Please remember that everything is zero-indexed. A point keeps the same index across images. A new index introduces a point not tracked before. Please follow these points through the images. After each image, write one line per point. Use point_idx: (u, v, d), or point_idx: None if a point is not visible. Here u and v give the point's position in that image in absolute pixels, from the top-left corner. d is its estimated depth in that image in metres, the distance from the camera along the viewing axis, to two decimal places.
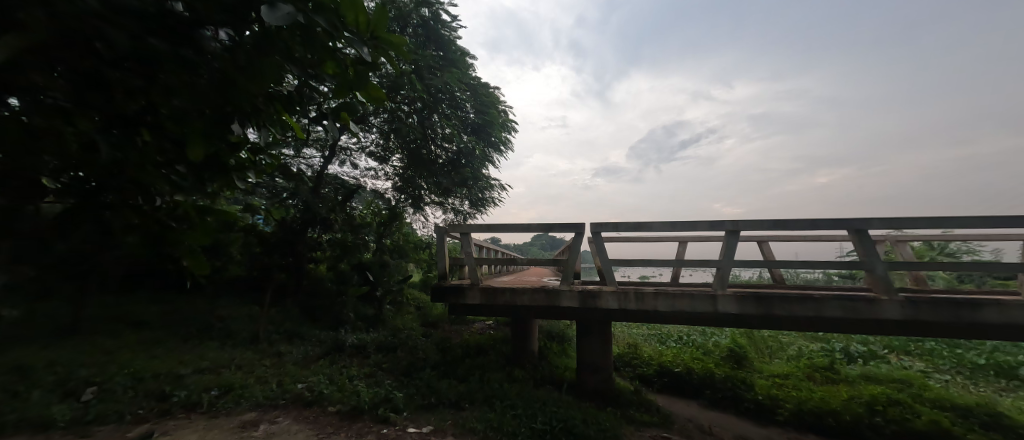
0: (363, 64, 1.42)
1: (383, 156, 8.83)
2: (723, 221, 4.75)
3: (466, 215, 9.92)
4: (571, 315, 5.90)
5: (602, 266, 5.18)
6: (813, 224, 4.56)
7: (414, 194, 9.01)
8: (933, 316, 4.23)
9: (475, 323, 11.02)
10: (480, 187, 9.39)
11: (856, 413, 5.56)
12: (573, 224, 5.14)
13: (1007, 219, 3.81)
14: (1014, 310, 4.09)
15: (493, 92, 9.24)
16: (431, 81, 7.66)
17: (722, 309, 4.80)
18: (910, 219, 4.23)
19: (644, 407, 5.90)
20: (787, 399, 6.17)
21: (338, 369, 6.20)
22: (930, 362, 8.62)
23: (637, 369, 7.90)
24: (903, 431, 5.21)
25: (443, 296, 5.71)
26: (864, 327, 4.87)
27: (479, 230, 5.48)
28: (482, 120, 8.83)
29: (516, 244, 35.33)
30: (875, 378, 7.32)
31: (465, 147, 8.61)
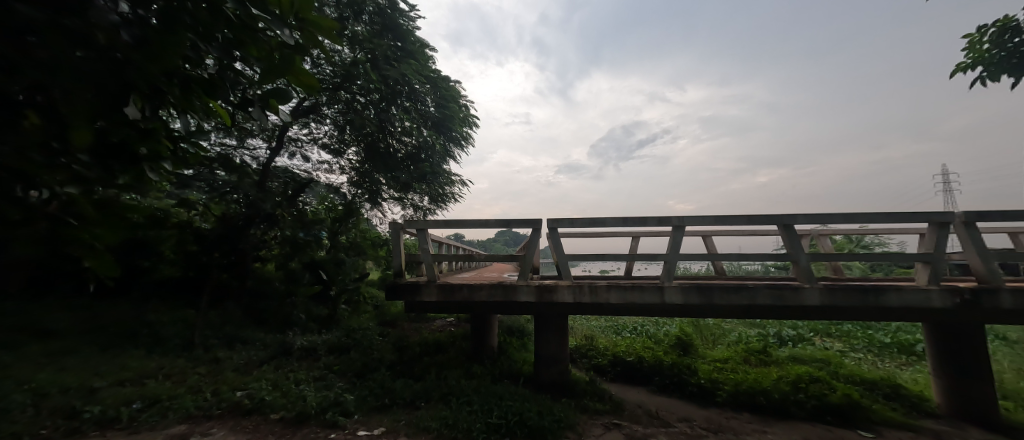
0: (290, 49, 1.33)
1: (337, 148, 8.36)
2: (670, 217, 5.02)
3: (427, 210, 9.61)
4: (529, 310, 5.97)
5: (558, 260, 5.29)
6: (748, 220, 4.95)
7: (370, 190, 8.57)
8: (845, 301, 4.75)
9: (435, 321, 10.85)
10: (440, 182, 9.13)
11: (783, 391, 6.13)
12: (530, 220, 5.21)
13: (904, 215, 4.37)
14: (909, 294, 4.68)
15: (454, 86, 9.00)
16: (387, 72, 7.29)
17: (669, 301, 5.07)
18: (830, 215, 4.72)
19: (598, 397, 6.13)
20: (725, 382, 6.65)
21: (284, 374, 5.85)
22: (847, 343, 9.71)
23: (593, 360, 8.23)
24: (822, 406, 5.81)
25: (398, 294, 5.54)
26: (792, 313, 5.36)
27: (436, 226, 5.39)
28: (443, 114, 8.56)
29: (478, 241, 35.36)
30: (800, 359, 8.13)
31: (425, 141, 8.32)
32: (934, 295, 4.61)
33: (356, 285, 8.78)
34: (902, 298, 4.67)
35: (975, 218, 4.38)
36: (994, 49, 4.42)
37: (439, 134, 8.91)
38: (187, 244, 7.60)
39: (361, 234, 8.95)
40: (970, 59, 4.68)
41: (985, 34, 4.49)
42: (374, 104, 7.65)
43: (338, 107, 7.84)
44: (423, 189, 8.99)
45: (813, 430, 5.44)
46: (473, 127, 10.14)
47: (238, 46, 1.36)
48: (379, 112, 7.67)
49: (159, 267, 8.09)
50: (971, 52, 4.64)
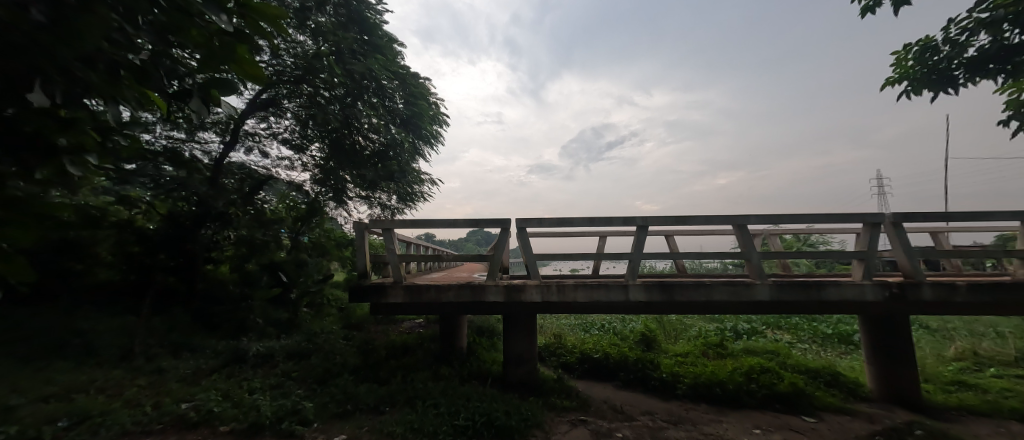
0: (231, 35, 1.23)
1: (299, 144, 7.91)
2: (634, 217, 5.18)
3: (394, 210, 9.30)
4: (498, 310, 5.96)
5: (526, 260, 5.31)
6: (707, 220, 5.19)
7: (335, 188, 8.12)
8: (792, 296, 5.09)
9: (403, 322, 10.64)
10: (409, 181, 8.83)
11: (738, 381, 6.48)
12: (499, 219, 5.20)
13: (843, 216, 4.74)
14: (847, 289, 5.07)
15: (424, 83, 8.75)
16: (352, 66, 6.96)
17: (633, 298, 5.21)
18: (779, 216, 5.03)
19: (565, 394, 6.21)
20: (685, 375, 6.93)
21: (237, 382, 5.50)
22: (794, 334, 10.42)
23: (561, 357, 8.35)
24: (771, 394, 6.20)
25: (362, 296, 5.34)
26: (746, 308, 5.68)
27: (403, 226, 5.25)
28: (411, 112, 8.30)
29: (450, 241, 35.01)
30: (753, 351, 8.64)
31: (393, 139, 7.93)
32: (867, 289, 5.03)
33: (319, 287, 8.40)
34: (840, 293, 5.07)
35: (902, 219, 4.83)
36: (917, 66, 4.88)
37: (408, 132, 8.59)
38: (127, 244, 7.02)
39: (325, 234, 8.55)
40: (897, 74, 5.14)
41: (909, 52, 4.96)
42: (338, 100, 7.21)
43: (300, 101, 7.43)
44: (391, 188, 8.62)
45: (763, 417, 5.80)
46: (442, 126, 9.93)
47: (173, 31, 1.26)
48: (344, 107, 7.19)
49: (95, 270, 7.37)
50: (898, 68, 5.10)
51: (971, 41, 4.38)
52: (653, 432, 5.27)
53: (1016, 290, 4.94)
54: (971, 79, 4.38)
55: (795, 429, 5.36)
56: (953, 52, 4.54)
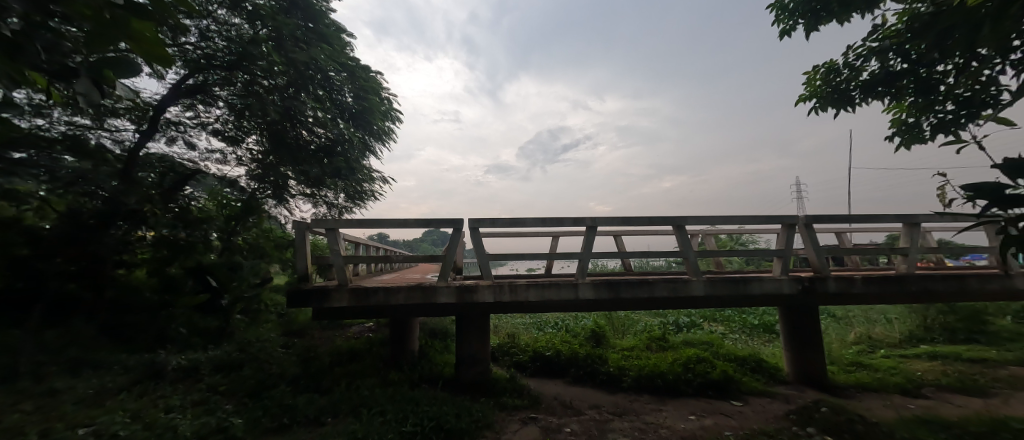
0: (129, 10, 1.06)
1: (232, 136, 7.00)
2: (584, 218, 5.34)
3: (341, 209, 8.72)
4: (449, 311, 5.85)
5: (478, 260, 5.26)
6: (650, 221, 5.49)
7: (275, 184, 7.35)
8: (723, 291, 5.52)
9: (350, 327, 10.15)
10: (358, 180, 8.16)
11: (676, 372, 6.92)
12: (451, 219, 5.10)
13: (764, 218, 5.25)
14: (768, 284, 5.61)
15: (375, 77, 8.16)
16: (294, 54, 6.22)
17: (582, 296, 5.37)
18: (713, 217, 5.45)
19: (516, 393, 6.25)
20: (630, 368, 7.27)
21: (151, 401, 4.86)
22: (727, 326, 11.38)
23: (514, 357, 8.41)
24: (705, 382, 6.70)
25: (303, 301, 4.97)
26: (685, 303, 6.07)
27: (349, 226, 4.98)
28: (362, 106, 7.65)
29: (405, 241, 34.02)
30: (691, 342, 9.28)
31: (341, 135, 7.22)
32: (785, 283, 5.61)
33: (258, 294, 8.07)
34: (762, 287, 5.60)
35: (813, 221, 5.44)
36: (823, 86, 5.53)
37: (357, 128, 7.95)
38: None
39: (262, 234, 8.05)
40: (808, 92, 5.80)
41: (817, 74, 5.60)
42: (280, 90, 6.43)
43: (235, 89, 6.58)
44: (339, 185, 7.91)
45: (698, 404, 6.25)
46: (396, 121, 9.41)
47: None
48: (286, 99, 6.39)
49: None
50: (809, 87, 5.75)
51: (864, 66, 5.04)
52: (599, 424, 5.47)
53: (899, 282, 5.76)
54: (865, 99, 5.03)
55: (725, 413, 5.84)
56: (850, 75, 5.19)
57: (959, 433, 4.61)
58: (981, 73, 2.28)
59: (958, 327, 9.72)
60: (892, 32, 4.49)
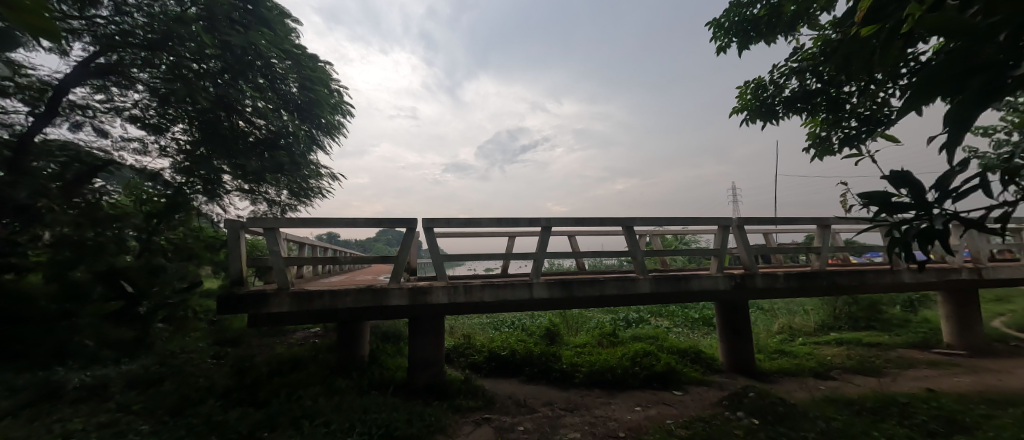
0: None
1: (157, 125, 5.76)
2: (539, 219, 5.43)
3: (285, 207, 7.79)
4: (402, 313, 5.66)
5: (433, 260, 5.13)
6: (601, 222, 5.70)
7: (206, 180, 6.07)
8: (667, 288, 5.87)
9: (292, 334, 9.52)
10: (304, 175, 7.49)
11: (624, 366, 7.22)
12: (405, 219, 4.94)
13: (702, 219, 5.67)
14: (706, 280, 6.05)
15: (324, 68, 7.67)
16: (229, 38, 5.37)
17: (536, 295, 5.44)
18: (658, 219, 5.78)
19: (471, 394, 6.19)
20: (583, 364, 7.47)
21: (44, 426, 4.18)
22: (671, 320, 12.12)
23: (470, 358, 8.34)
24: (651, 374, 7.08)
25: (236, 307, 4.55)
26: (634, 299, 6.37)
27: (291, 225, 4.65)
28: (309, 98, 7.11)
29: (357, 241, 32.68)
30: (638, 337, 9.76)
31: (283, 129, 6.58)
32: (720, 280, 6.09)
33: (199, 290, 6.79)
34: (701, 284, 6.04)
35: (744, 223, 5.94)
36: (753, 100, 6.06)
37: (303, 121, 7.38)
38: None
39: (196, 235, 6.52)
40: (740, 105, 6.32)
41: (748, 89, 6.13)
42: (212, 77, 5.56)
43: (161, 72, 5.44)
44: (283, 181, 7.10)
45: (643, 395, 6.60)
46: (347, 115, 8.83)
47: None
48: (221, 87, 5.55)
49: None
50: (741, 100, 6.28)
51: (786, 84, 5.59)
52: (552, 420, 5.58)
53: (814, 277, 6.46)
54: (788, 113, 5.58)
55: (667, 403, 6.20)
56: (774, 91, 5.73)
57: (859, 409, 5.27)
58: (877, 96, 2.60)
59: (860, 316, 11.13)
60: (808, 55, 5.01)
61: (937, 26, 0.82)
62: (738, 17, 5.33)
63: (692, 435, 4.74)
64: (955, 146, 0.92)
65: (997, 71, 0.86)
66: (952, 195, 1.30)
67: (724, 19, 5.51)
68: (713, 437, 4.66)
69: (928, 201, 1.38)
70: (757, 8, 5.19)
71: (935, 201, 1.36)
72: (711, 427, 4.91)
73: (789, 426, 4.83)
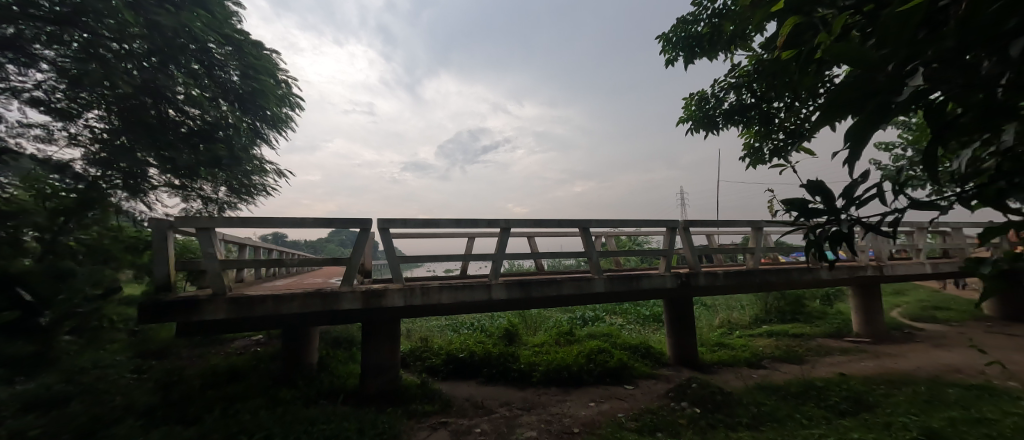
0: None
1: (66, 112, 4.59)
2: (498, 220, 5.45)
3: (223, 205, 7.04)
4: (354, 317, 5.43)
5: (388, 262, 4.97)
6: (559, 223, 5.83)
7: (128, 173, 4.93)
8: (620, 287, 6.12)
9: (231, 343, 8.81)
10: (246, 171, 6.92)
11: (580, 364, 7.41)
12: (358, 219, 4.74)
13: (652, 221, 5.99)
14: (655, 279, 6.39)
15: (270, 56, 7.17)
16: (158, 17, 4.78)
17: (494, 296, 5.44)
18: (612, 220, 6.02)
19: (427, 398, 6.06)
20: (540, 363, 7.57)
21: None
22: (625, 318, 12.67)
23: (426, 361, 8.17)
24: (605, 370, 7.35)
25: (163, 316, 4.12)
26: (590, 298, 6.58)
27: (229, 225, 4.29)
28: (252, 88, 6.61)
29: (308, 242, 30.93)
30: (593, 335, 10.08)
31: (219, 118, 6.09)
32: (668, 278, 6.46)
33: (99, 312, 3.95)
34: (651, 282, 6.37)
35: (689, 225, 6.35)
36: (697, 111, 6.50)
37: (244, 113, 6.81)
38: None
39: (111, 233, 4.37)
40: (686, 116, 6.75)
41: (693, 101, 6.56)
42: (136, 59, 4.80)
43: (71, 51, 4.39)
44: (220, 176, 6.46)
45: (597, 391, 6.83)
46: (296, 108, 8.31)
47: None
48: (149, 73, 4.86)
49: None
50: (686, 111, 6.71)
51: (725, 98, 6.04)
52: (509, 421, 5.61)
53: (749, 275, 7.04)
54: (727, 124, 6.05)
55: (619, 397, 6.46)
56: (715, 104, 6.19)
57: (785, 394, 5.83)
58: (798, 113, 2.88)
59: (786, 309, 12.30)
60: (744, 72, 5.45)
61: (842, 54, 0.94)
62: (684, 33, 5.70)
63: (641, 426, 4.98)
64: (855, 161, 1.04)
65: (886, 96, 0.98)
66: (856, 202, 1.48)
67: (673, 33, 5.85)
68: (660, 428, 4.92)
69: (836, 207, 1.55)
70: (700, 26, 5.59)
71: (842, 208, 1.54)
72: (658, 418, 5.17)
73: (726, 413, 5.22)
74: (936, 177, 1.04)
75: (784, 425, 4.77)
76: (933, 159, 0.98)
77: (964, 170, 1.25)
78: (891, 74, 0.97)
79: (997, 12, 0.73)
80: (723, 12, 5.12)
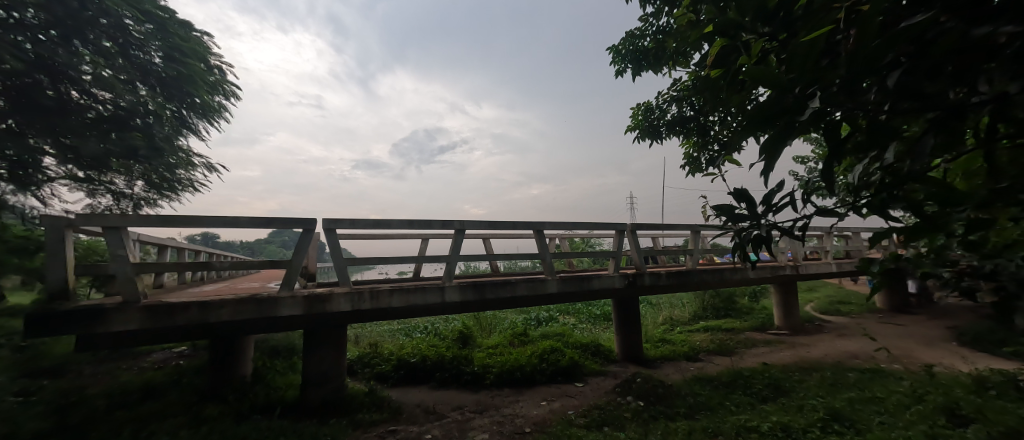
0: None
1: None
2: (452, 221, 5.38)
3: (139, 201, 6.14)
4: (294, 324, 5.08)
5: (334, 264, 4.71)
6: (513, 225, 5.87)
7: (17, 162, 4.20)
8: (572, 287, 6.30)
9: (147, 356, 7.85)
10: (168, 164, 6.16)
11: (532, 364, 7.52)
12: (301, 219, 4.44)
13: (602, 224, 6.24)
14: (605, 280, 6.65)
15: (201, 39, 6.53)
16: None
17: (447, 299, 5.34)
18: (564, 223, 6.18)
19: (375, 407, 5.82)
20: (493, 365, 7.56)
21: None
22: (577, 317, 13.06)
23: (375, 368, 7.85)
24: (557, 369, 7.52)
25: (59, 328, 3.57)
26: (544, 299, 6.70)
27: (147, 224, 3.83)
28: (177, 72, 5.90)
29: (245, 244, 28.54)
30: (546, 335, 10.26)
31: (137, 103, 5.27)
32: (616, 279, 6.76)
33: None
34: (601, 283, 6.63)
35: (636, 228, 6.69)
36: (643, 121, 6.88)
37: (168, 100, 6.05)
38: None
39: None
40: (634, 124, 7.11)
41: (640, 111, 6.94)
42: (26, 30, 4.20)
43: None
44: (138, 170, 5.67)
45: (549, 390, 6.97)
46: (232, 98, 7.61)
47: None
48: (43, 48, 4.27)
49: None
50: (634, 120, 7.08)
51: (668, 109, 6.46)
52: (460, 424, 5.55)
53: (688, 275, 7.57)
54: (670, 134, 6.47)
55: (570, 395, 6.64)
56: (659, 115, 6.60)
57: (717, 384, 6.34)
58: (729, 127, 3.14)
59: (720, 306, 13.37)
60: (684, 86, 5.85)
61: (758, 74, 1.03)
62: (632, 47, 6.01)
63: (589, 422, 5.15)
64: (769, 172, 1.14)
65: (791, 115, 1.09)
66: (773, 209, 1.64)
67: (622, 46, 6.16)
68: (607, 422, 5.13)
69: (758, 212, 1.72)
70: (647, 41, 5.93)
71: (761, 214, 1.70)
72: (605, 413, 5.38)
73: (666, 404, 5.57)
74: (832, 188, 1.17)
75: (716, 413, 5.19)
76: (830, 172, 1.10)
77: (855, 181, 1.43)
78: (796, 96, 1.09)
79: (878, 46, 0.85)
80: (667, 29, 5.47)
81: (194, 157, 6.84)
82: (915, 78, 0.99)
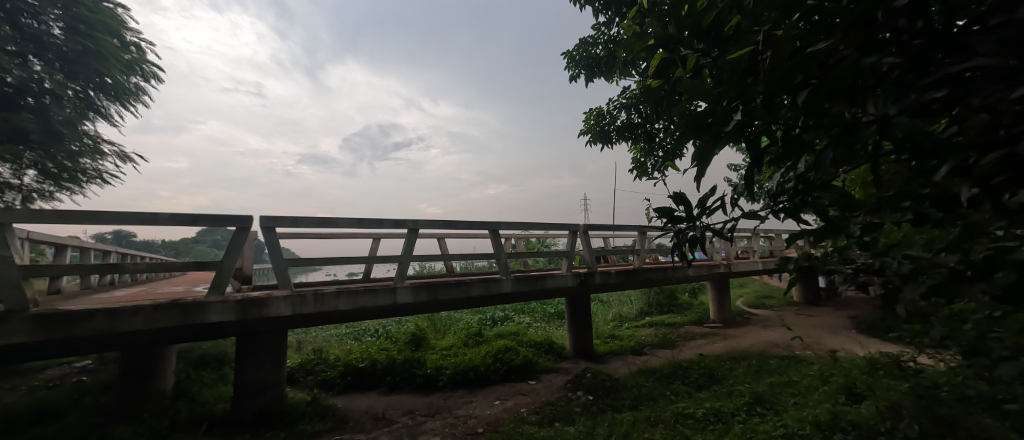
0: None
1: None
2: (405, 220, 5.21)
3: (30, 193, 5.28)
4: (225, 331, 4.64)
5: (274, 265, 4.37)
6: (468, 225, 5.82)
7: None
8: (525, 286, 6.36)
9: (40, 373, 6.79)
10: (70, 151, 5.32)
11: (485, 364, 7.51)
12: (235, 216, 4.08)
13: (556, 224, 6.38)
14: (558, 279, 6.79)
15: (117, 12, 5.77)
16: None
17: (399, 301, 5.15)
18: (519, 223, 6.24)
19: (318, 416, 5.49)
20: (447, 366, 7.44)
21: None
22: (532, 317, 13.25)
23: (320, 375, 7.40)
24: (510, 368, 7.57)
25: None
26: (499, 299, 6.72)
27: (41, 220, 3.31)
28: (83, 47, 5.18)
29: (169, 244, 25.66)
30: (501, 334, 10.30)
31: (28, 80, 4.54)
32: (569, 278, 6.94)
33: None
34: (554, 282, 6.76)
35: (588, 228, 6.91)
36: (595, 126, 7.14)
37: (71, 79, 5.27)
38: None
39: None
40: (586, 128, 7.35)
41: (592, 116, 7.19)
42: None
43: None
44: (31, 157, 4.86)
45: (503, 389, 7.00)
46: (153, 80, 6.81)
47: None
48: None
49: None
50: (586, 125, 7.32)
51: (617, 116, 6.75)
52: (410, 429, 5.39)
53: (635, 273, 7.97)
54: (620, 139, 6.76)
55: (522, 393, 6.72)
56: (610, 120, 6.89)
57: (660, 375, 6.75)
58: None
59: (664, 303, 14.23)
60: (633, 94, 6.15)
61: (691, 86, 1.12)
62: (585, 53, 6.21)
63: (541, 418, 5.24)
64: (701, 177, 1.24)
65: (719, 127, 1.19)
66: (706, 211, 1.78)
67: (576, 52, 6.34)
68: (558, 417, 5.25)
69: (693, 215, 1.85)
70: (599, 49, 6.15)
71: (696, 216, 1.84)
72: (556, 409, 5.51)
73: (613, 397, 5.81)
74: (754, 193, 1.30)
75: (658, 402, 5.52)
76: (751, 178, 1.23)
77: (775, 187, 1.59)
78: (723, 109, 1.18)
79: (789, 68, 0.96)
80: (617, 39, 5.71)
81: (105, 145, 6.03)
82: (820, 99, 1.13)
